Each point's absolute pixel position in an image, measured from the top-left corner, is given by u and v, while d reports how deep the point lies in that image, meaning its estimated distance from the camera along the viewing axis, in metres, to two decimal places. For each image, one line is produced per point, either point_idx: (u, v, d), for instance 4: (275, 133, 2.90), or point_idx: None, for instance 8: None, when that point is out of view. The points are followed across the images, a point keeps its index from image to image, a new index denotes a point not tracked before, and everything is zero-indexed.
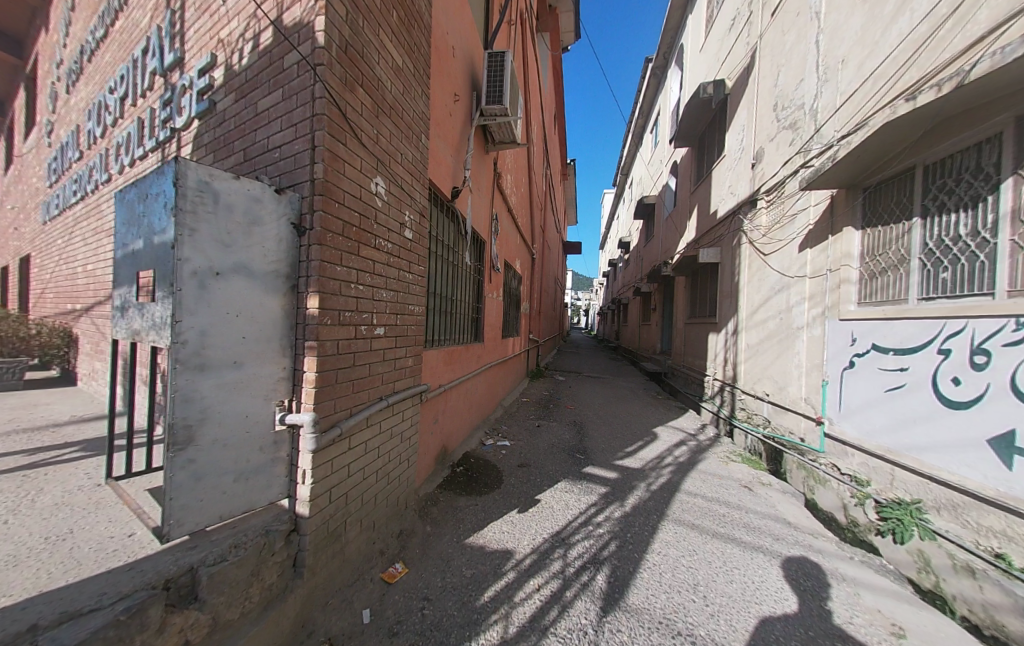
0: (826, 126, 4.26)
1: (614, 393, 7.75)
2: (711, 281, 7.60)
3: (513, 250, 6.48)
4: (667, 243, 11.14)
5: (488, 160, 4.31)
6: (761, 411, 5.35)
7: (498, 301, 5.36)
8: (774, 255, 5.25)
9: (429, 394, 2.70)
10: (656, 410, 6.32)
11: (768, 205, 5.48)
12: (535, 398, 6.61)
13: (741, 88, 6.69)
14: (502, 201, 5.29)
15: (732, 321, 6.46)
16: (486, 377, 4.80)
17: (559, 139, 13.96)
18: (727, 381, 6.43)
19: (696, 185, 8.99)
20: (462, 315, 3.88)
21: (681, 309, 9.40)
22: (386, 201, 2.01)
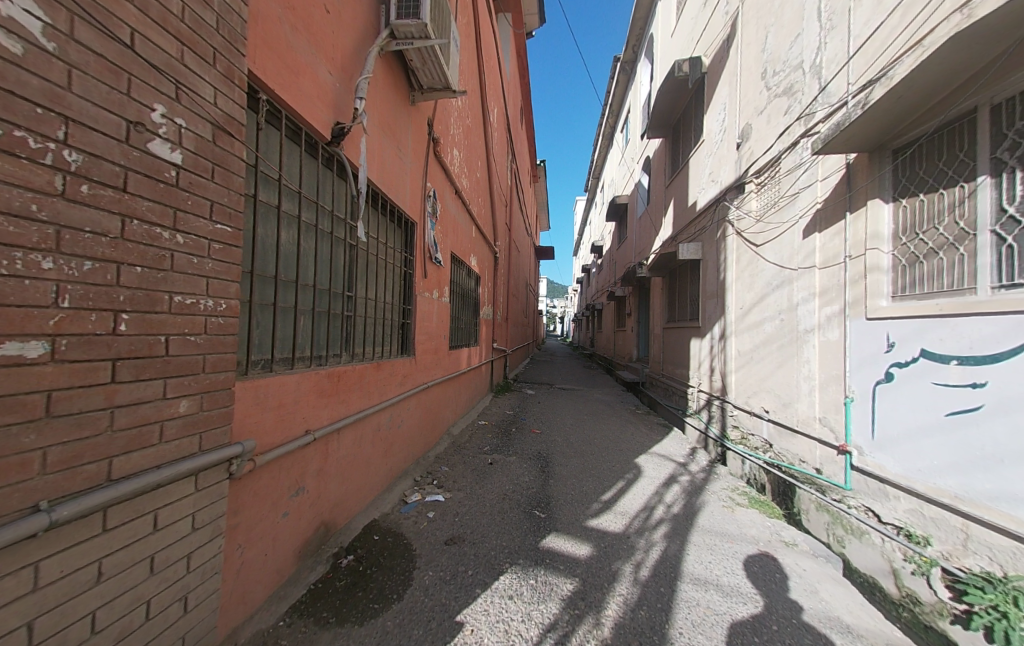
0: (835, 82, 3.44)
1: (588, 409, 6.72)
2: (691, 281, 6.77)
3: (467, 242, 5.45)
4: (642, 242, 10.37)
5: (413, 112, 3.20)
6: (760, 431, 4.46)
7: (445, 303, 4.28)
8: (770, 245, 4.43)
9: (265, 455, 1.55)
10: (637, 430, 5.34)
11: (761, 186, 4.65)
12: (495, 420, 5.49)
13: (721, 63, 5.98)
14: (446, 178, 4.24)
15: (718, 325, 5.60)
16: (422, 401, 3.65)
17: (525, 135, 13.10)
18: (716, 393, 5.54)
19: (671, 178, 8.25)
20: (371, 321, 2.73)
21: (659, 312, 8.55)
22: (40, 55, 0.88)
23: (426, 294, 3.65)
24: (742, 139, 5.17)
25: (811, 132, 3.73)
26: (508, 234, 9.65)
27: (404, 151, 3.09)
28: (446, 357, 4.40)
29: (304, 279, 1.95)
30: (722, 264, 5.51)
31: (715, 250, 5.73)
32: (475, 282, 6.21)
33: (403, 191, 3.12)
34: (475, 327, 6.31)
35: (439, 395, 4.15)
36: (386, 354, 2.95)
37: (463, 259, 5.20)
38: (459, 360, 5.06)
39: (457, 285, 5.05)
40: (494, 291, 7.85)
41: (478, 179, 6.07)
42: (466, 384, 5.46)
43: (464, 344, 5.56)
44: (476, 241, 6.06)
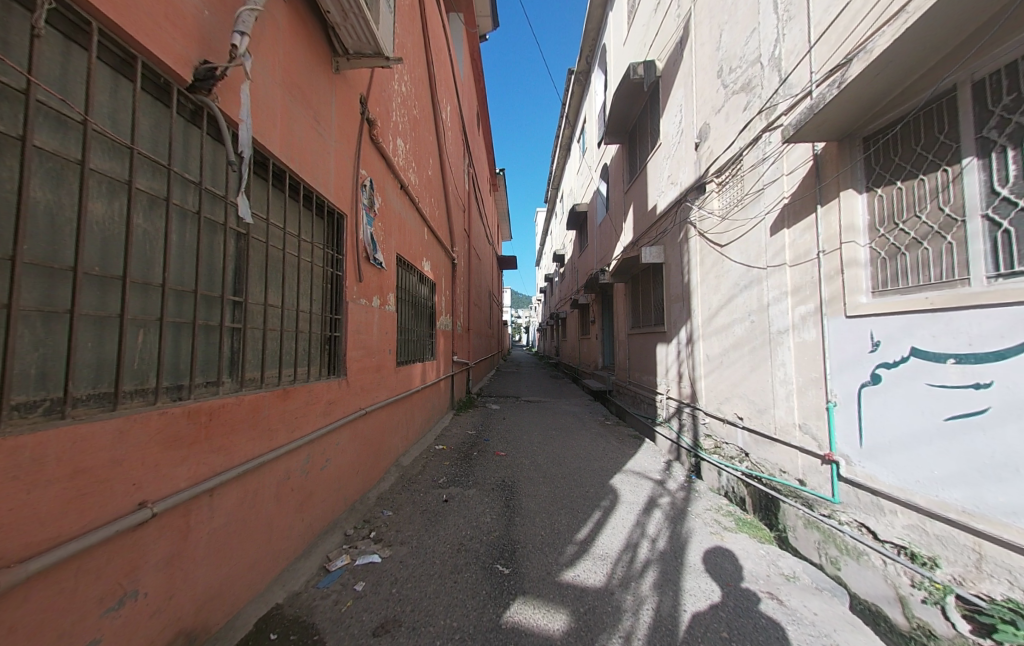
0: (796, 72, 3.30)
1: (555, 422, 6.27)
2: (654, 285, 6.60)
3: (418, 246, 4.88)
4: (603, 249, 10.27)
5: (336, 81, 2.65)
6: (734, 440, 4.20)
7: (389, 312, 3.68)
8: (735, 244, 4.21)
9: (28, 565, 0.90)
10: (607, 444, 4.95)
11: (723, 185, 4.50)
12: (453, 442, 4.89)
13: (675, 65, 5.93)
14: (387, 168, 3.68)
15: (685, 328, 5.39)
16: (362, 431, 3.02)
17: (482, 141, 12.77)
18: (687, 400, 5.30)
19: (628, 184, 8.16)
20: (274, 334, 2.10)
21: (622, 318, 8.36)
22: None
23: (362, 300, 3.05)
24: (701, 139, 5.05)
25: (773, 126, 3.58)
26: (467, 239, 9.17)
27: (325, 126, 2.52)
28: (393, 375, 3.79)
29: (142, 277, 1.36)
30: (686, 266, 5.34)
31: (678, 252, 5.56)
32: (429, 289, 5.64)
33: (325, 175, 2.54)
34: (430, 340, 5.71)
35: (384, 419, 3.52)
36: (299, 376, 2.31)
37: (413, 264, 4.62)
38: (410, 377, 4.44)
39: (406, 291, 4.46)
40: (453, 299, 7.30)
41: (429, 178, 5.56)
42: (420, 404, 4.84)
43: (417, 358, 4.96)
44: (430, 245, 5.51)
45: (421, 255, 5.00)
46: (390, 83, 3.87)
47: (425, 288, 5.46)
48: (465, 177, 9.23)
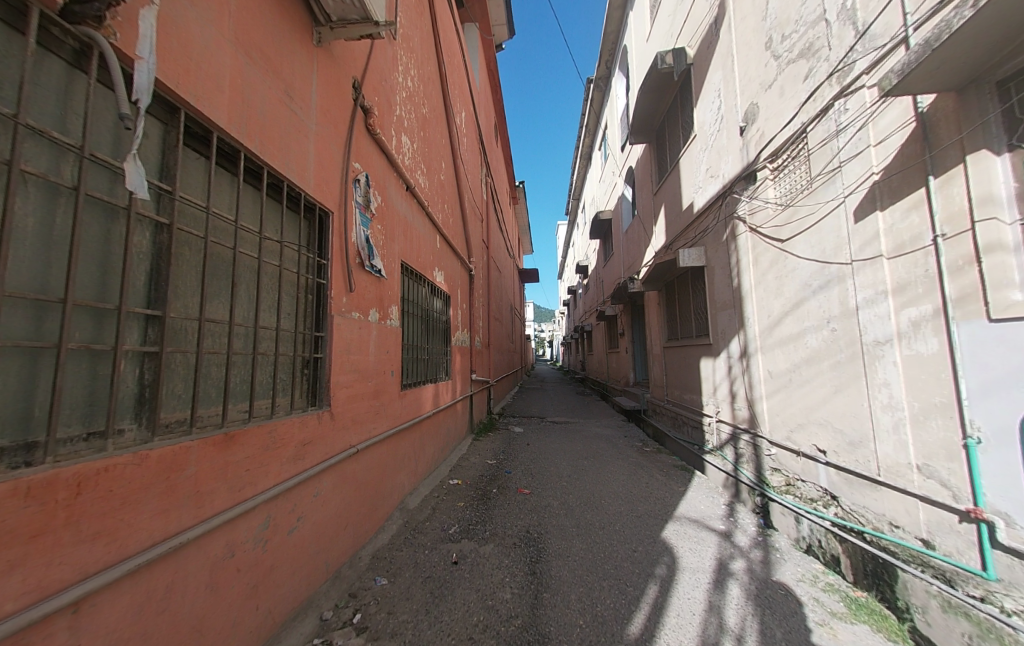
0: (882, 18, 2.65)
1: (587, 448, 5.56)
2: (694, 292, 5.86)
3: (430, 255, 4.40)
4: (631, 256, 9.58)
5: (315, 54, 2.24)
6: (815, 479, 3.37)
7: (392, 328, 3.17)
8: (799, 238, 3.52)
9: None
10: (650, 477, 4.21)
11: (782, 170, 3.80)
12: (471, 475, 4.28)
13: (709, 48, 5.34)
14: (387, 165, 3.23)
15: (737, 340, 4.62)
16: (356, 473, 2.49)
17: (501, 152, 12.52)
18: (744, 425, 4.48)
19: (658, 184, 7.52)
20: (213, 356, 1.61)
21: (657, 329, 7.59)
22: None
23: (353, 315, 2.55)
24: (747, 121, 4.39)
25: (850, 90, 2.91)
26: (487, 250, 8.72)
27: (302, 105, 2.10)
28: (398, 401, 3.25)
29: None
30: (736, 268, 4.60)
31: (724, 253, 4.84)
32: (444, 303, 5.14)
33: (302, 162, 2.08)
34: (446, 358, 5.18)
35: (386, 455, 2.97)
36: (256, 411, 1.80)
37: (422, 274, 4.13)
38: (421, 402, 3.90)
39: (414, 304, 3.96)
40: (472, 313, 6.80)
41: (442, 183, 5.12)
42: (433, 431, 4.28)
43: (430, 380, 4.43)
44: (444, 255, 5.04)
45: (433, 264, 4.52)
46: (391, 74, 3.46)
47: (439, 302, 4.97)
48: (482, 186, 8.86)
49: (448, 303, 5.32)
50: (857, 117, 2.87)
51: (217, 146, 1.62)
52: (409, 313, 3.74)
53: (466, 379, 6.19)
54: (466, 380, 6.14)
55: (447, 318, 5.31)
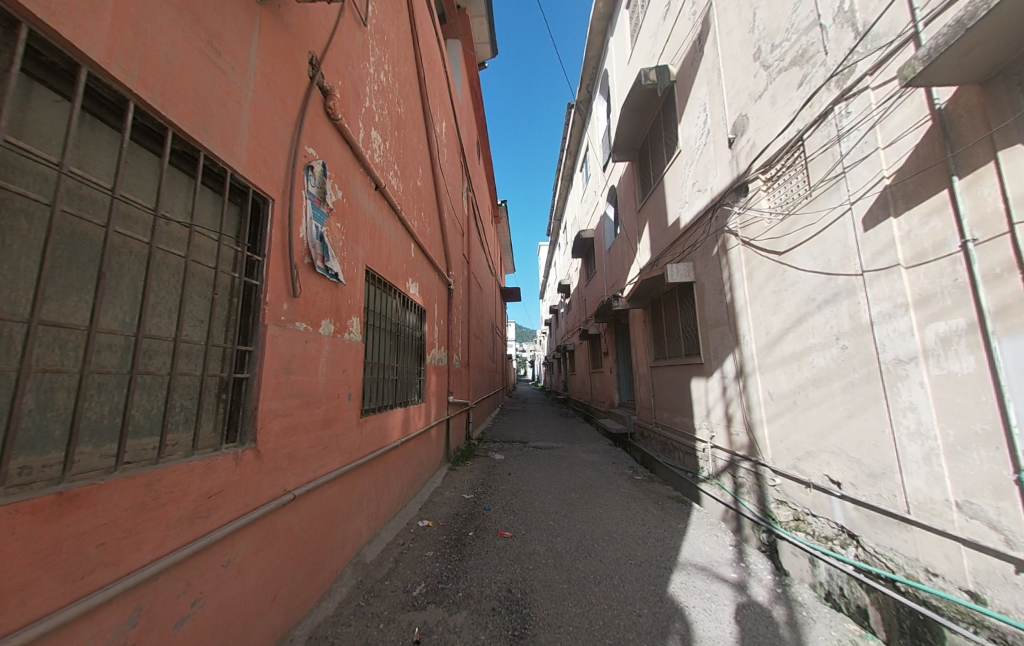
0: (885, 17, 2.52)
1: (573, 476, 5.09)
2: (682, 309, 5.60)
3: (402, 263, 3.96)
4: (614, 275, 9.36)
5: (254, 10, 1.85)
6: (829, 514, 3.03)
7: (351, 343, 2.69)
8: (797, 250, 3.30)
9: None
10: (645, 513, 3.76)
11: (774, 182, 3.61)
12: (444, 514, 3.73)
13: (693, 65, 5.30)
14: (351, 157, 2.83)
15: (731, 359, 4.34)
16: (293, 528, 1.97)
17: (483, 170, 12.38)
18: (743, 452, 4.14)
19: (639, 202, 7.35)
20: (52, 376, 1.12)
21: (642, 349, 7.30)
22: None
23: (298, 325, 2.07)
24: (735, 134, 4.21)
25: (851, 92, 2.76)
26: (467, 265, 8.34)
27: (233, 64, 1.69)
28: (356, 431, 2.74)
29: None
30: (728, 283, 4.36)
31: (715, 268, 4.62)
32: (417, 318, 4.67)
33: (228, 135, 1.65)
34: (419, 380, 4.67)
35: (337, 499, 2.43)
36: (130, 454, 1.29)
37: (393, 284, 3.69)
38: (387, 431, 3.37)
39: (382, 316, 3.48)
40: (451, 331, 6.34)
41: (419, 188, 4.74)
42: (401, 463, 3.73)
43: (400, 404, 3.90)
44: (419, 265, 4.60)
45: (406, 274, 4.08)
46: (360, 62, 3.11)
47: (412, 316, 4.50)
48: (464, 200, 8.56)
49: (423, 318, 4.85)
50: (861, 121, 2.70)
51: (86, 88, 1.18)
52: (374, 328, 3.28)
53: (442, 402, 5.66)
54: (442, 402, 5.62)
55: (422, 335, 4.82)
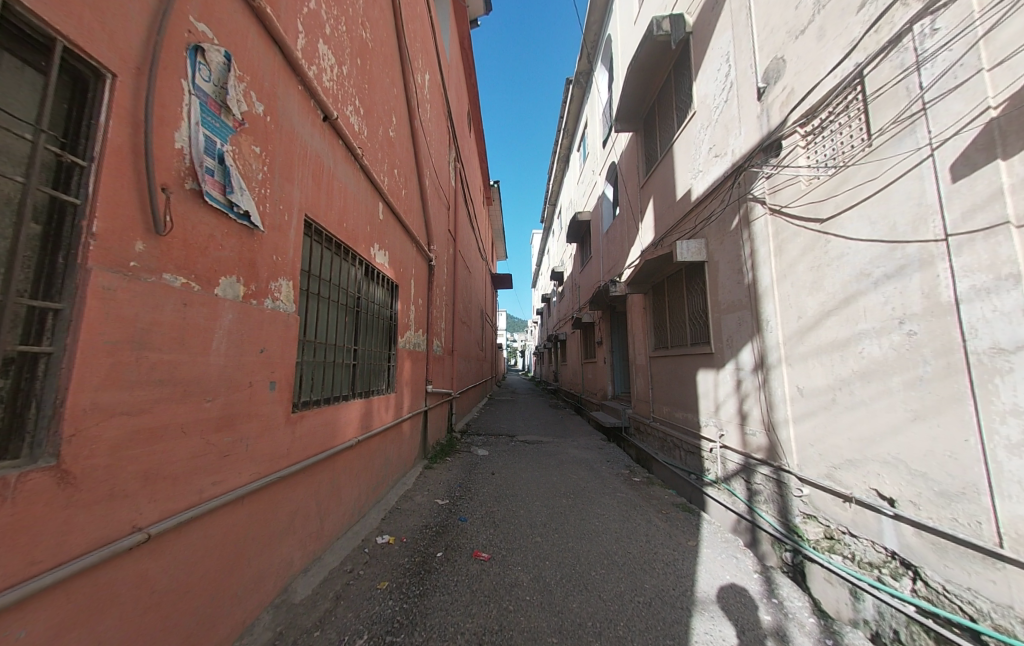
0: None
1: (565, 476, 4.51)
2: (690, 293, 4.99)
3: (365, 224, 3.23)
4: (611, 259, 8.67)
5: None
6: (876, 537, 2.49)
7: (276, 313, 2.01)
8: (845, 214, 2.68)
9: None
10: (649, 526, 3.20)
11: (819, 134, 2.96)
12: (410, 526, 3.12)
13: (713, 10, 4.56)
14: (279, 63, 2.08)
15: (749, 348, 3.75)
16: (149, 582, 1.32)
17: (473, 144, 11.47)
18: (760, 455, 3.59)
19: (642, 178, 6.63)
20: None
21: (641, 337, 6.70)
22: None
23: (165, 278, 1.39)
24: (767, 83, 3.52)
25: (941, 3, 2.10)
26: (454, 242, 7.60)
27: None
28: (283, 431, 2.08)
29: None
30: (748, 260, 3.74)
31: (732, 243, 4.00)
32: (387, 294, 3.96)
33: None
34: (389, 367, 3.99)
35: (241, 525, 1.77)
36: None
37: (350, 248, 2.98)
38: (338, 428, 2.71)
39: (334, 286, 2.79)
40: (432, 312, 5.64)
41: (392, 140, 3.97)
42: (359, 465, 3.08)
43: (361, 395, 3.24)
44: (390, 231, 3.87)
45: (371, 239, 3.36)
46: None
47: (381, 292, 3.79)
48: (451, 171, 7.75)
49: (395, 296, 4.14)
50: (955, 38, 2.04)
51: None
52: (321, 298, 2.59)
53: (420, 391, 4.99)
54: (419, 392, 4.96)
55: (394, 314, 4.12)
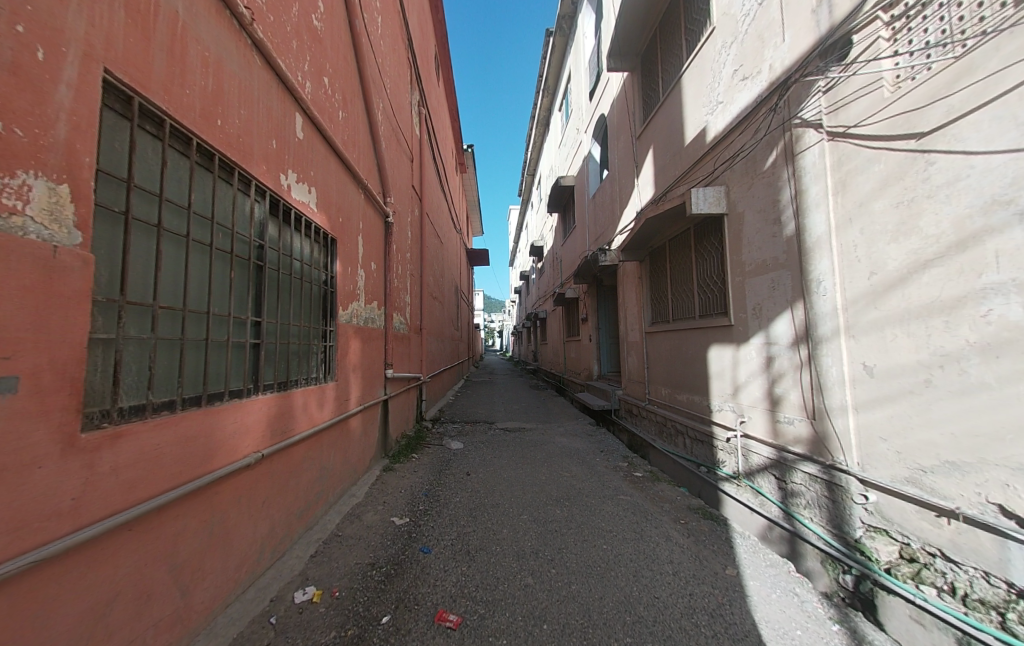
0: None
1: (554, 476, 3.69)
2: (700, 253, 4.15)
3: (268, 136, 2.15)
4: (596, 226, 7.74)
5: None
6: (994, 569, 1.80)
7: (28, 241, 1.00)
8: (967, 119, 1.86)
9: None
10: (675, 547, 2.42)
11: (917, 14, 2.09)
12: (349, 567, 2.22)
13: None
14: None
15: (787, 318, 2.94)
16: None
17: (442, 96, 10.04)
18: (798, 449, 2.85)
19: (638, 125, 5.67)
20: None
21: (635, 310, 5.89)
22: None
23: None
24: None
25: None
26: (420, 202, 6.47)
27: None
28: (66, 467, 1.09)
29: None
30: (790, 204, 2.90)
31: (766, 185, 3.14)
32: (319, 250, 2.90)
33: None
34: (325, 350, 2.99)
35: None
36: None
37: (239, 166, 1.91)
38: (219, 442, 1.73)
39: (204, 221, 1.74)
40: (391, 281, 4.59)
41: (317, 33, 2.82)
42: (270, 489, 2.13)
43: (274, 390, 2.25)
44: (318, 162, 2.78)
45: (281, 162, 2.28)
46: None
47: (310, 246, 2.74)
48: (415, 116, 6.51)
49: (334, 255, 3.09)
50: None
51: None
52: (172, 233, 1.55)
53: (377, 377, 4.00)
54: (375, 379, 3.97)
55: (332, 278, 3.08)
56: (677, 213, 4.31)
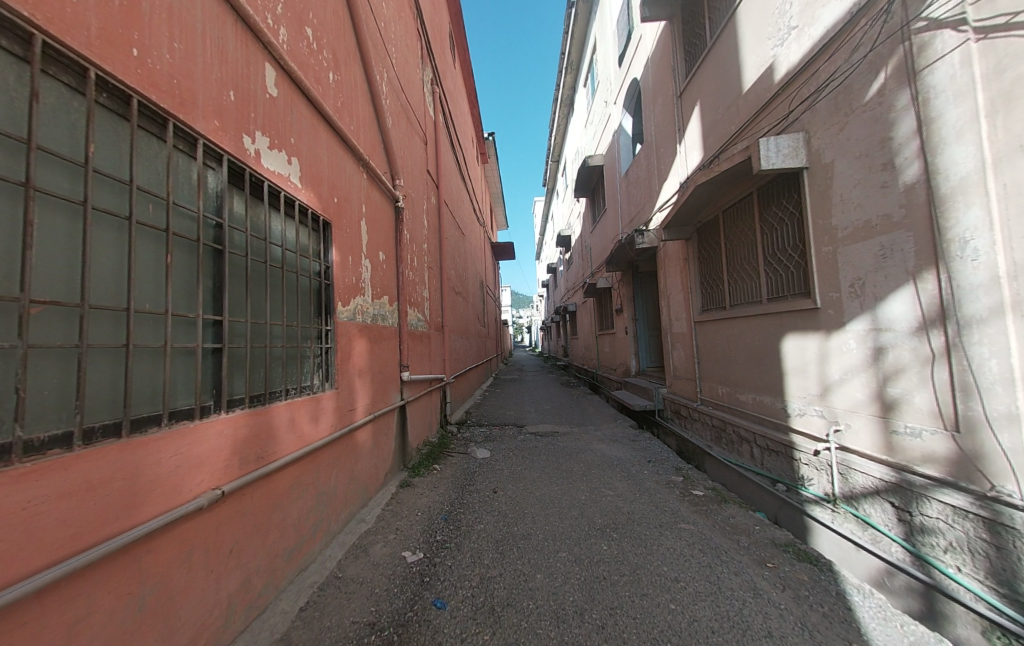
0: None
1: (596, 494, 3.11)
2: (768, 224, 3.41)
3: (219, 85, 1.69)
4: (629, 207, 6.97)
5: None
6: None
7: None
8: None
9: None
10: (774, 608, 1.78)
11: None
12: (343, 628, 1.75)
13: None
14: None
15: (909, 296, 2.16)
16: None
17: (460, 80, 9.52)
18: (932, 471, 2.10)
19: (682, 83, 4.89)
20: None
21: (681, 297, 5.14)
22: None
23: None
24: None
25: None
26: (438, 189, 5.98)
27: None
28: None
29: None
30: (912, 140, 2.13)
31: (868, 121, 2.39)
32: (309, 235, 2.45)
33: None
34: (324, 354, 2.52)
35: None
36: None
37: (169, 116, 1.46)
38: (147, 485, 1.28)
39: (112, 185, 1.29)
40: (405, 273, 4.12)
41: None
42: (241, 529, 1.69)
43: (246, 406, 1.80)
44: (298, 128, 2.31)
45: (240, 120, 1.82)
46: None
47: (290, 229, 2.28)
48: (429, 97, 6.03)
49: (327, 242, 2.64)
50: None
51: None
52: (48, 197, 1.10)
53: (391, 381, 3.55)
54: (389, 383, 3.51)
55: (328, 269, 2.62)
56: (738, 176, 3.55)
